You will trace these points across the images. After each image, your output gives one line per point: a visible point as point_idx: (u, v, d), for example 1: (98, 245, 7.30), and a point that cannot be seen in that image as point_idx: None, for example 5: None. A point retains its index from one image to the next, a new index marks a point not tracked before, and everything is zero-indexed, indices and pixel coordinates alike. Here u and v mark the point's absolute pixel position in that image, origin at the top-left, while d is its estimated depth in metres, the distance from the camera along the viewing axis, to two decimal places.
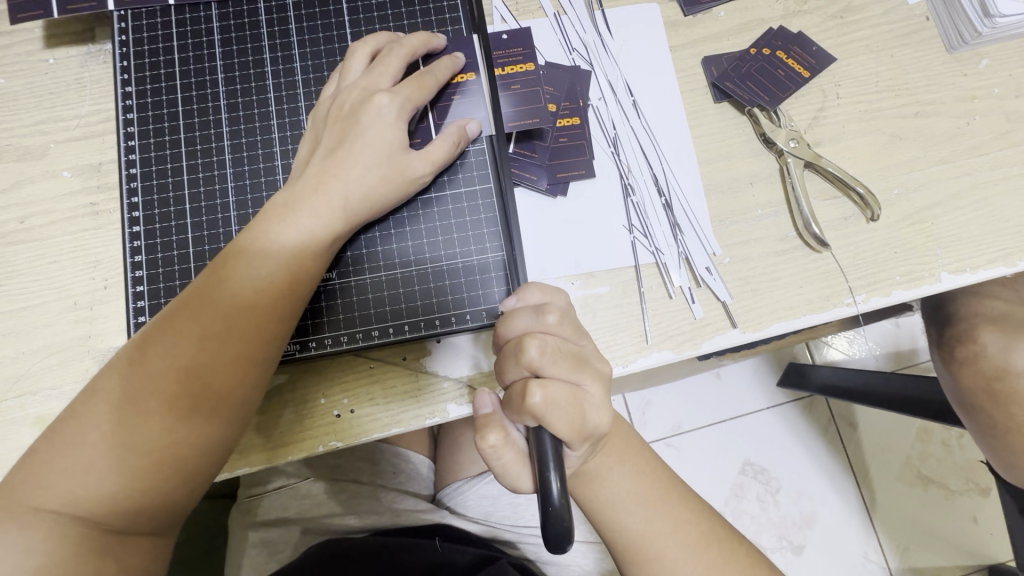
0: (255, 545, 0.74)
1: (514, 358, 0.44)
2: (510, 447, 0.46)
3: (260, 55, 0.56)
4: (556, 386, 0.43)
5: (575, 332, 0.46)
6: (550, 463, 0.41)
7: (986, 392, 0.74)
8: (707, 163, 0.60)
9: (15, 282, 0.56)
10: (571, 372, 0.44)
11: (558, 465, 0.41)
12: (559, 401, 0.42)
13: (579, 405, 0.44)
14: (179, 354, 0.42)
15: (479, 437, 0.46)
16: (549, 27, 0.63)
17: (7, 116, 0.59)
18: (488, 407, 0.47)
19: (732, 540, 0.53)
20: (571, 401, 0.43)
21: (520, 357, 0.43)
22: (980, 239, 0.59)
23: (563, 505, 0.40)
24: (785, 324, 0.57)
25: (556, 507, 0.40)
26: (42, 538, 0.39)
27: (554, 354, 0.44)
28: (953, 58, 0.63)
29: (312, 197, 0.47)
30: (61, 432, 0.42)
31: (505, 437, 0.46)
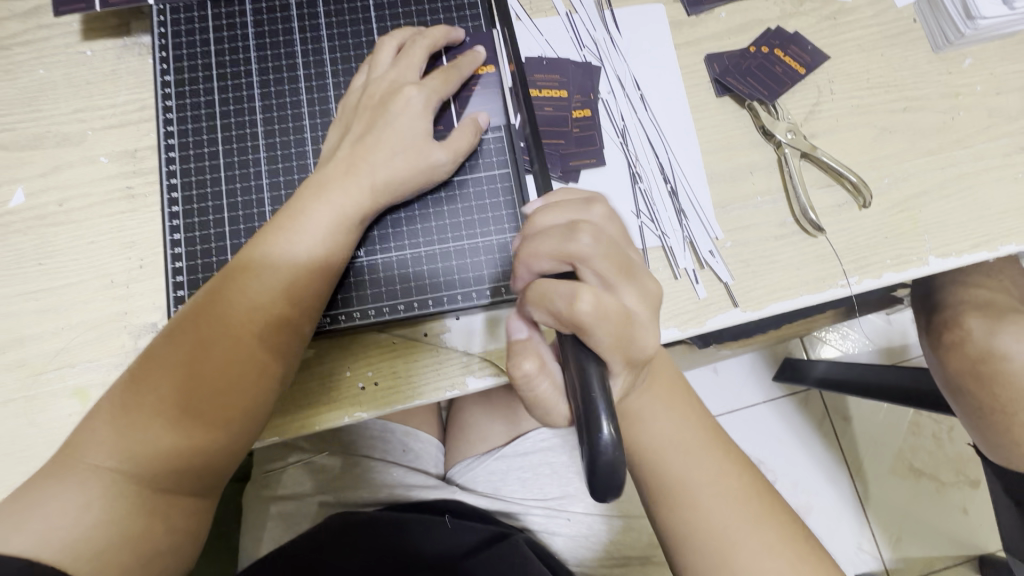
0: (274, 517, 0.77)
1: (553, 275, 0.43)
2: (546, 377, 0.44)
3: (292, 48, 0.60)
4: (605, 296, 0.40)
5: (621, 237, 0.45)
6: (600, 403, 0.36)
7: (972, 375, 0.78)
8: (709, 153, 0.64)
9: (54, 261, 0.59)
10: (617, 278, 0.42)
11: (609, 405, 0.36)
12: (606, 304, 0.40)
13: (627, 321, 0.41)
14: (228, 324, 0.48)
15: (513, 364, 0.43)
16: (561, 25, 0.67)
17: (46, 104, 0.63)
18: (521, 333, 0.46)
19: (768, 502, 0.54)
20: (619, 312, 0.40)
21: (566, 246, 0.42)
22: (964, 225, 0.63)
23: (616, 451, 0.35)
24: (783, 303, 0.61)
25: (608, 452, 0.34)
26: (100, 494, 0.44)
27: (601, 252, 0.42)
28: (938, 58, 0.67)
29: (344, 179, 0.52)
30: (121, 396, 0.46)
31: (541, 366, 0.44)
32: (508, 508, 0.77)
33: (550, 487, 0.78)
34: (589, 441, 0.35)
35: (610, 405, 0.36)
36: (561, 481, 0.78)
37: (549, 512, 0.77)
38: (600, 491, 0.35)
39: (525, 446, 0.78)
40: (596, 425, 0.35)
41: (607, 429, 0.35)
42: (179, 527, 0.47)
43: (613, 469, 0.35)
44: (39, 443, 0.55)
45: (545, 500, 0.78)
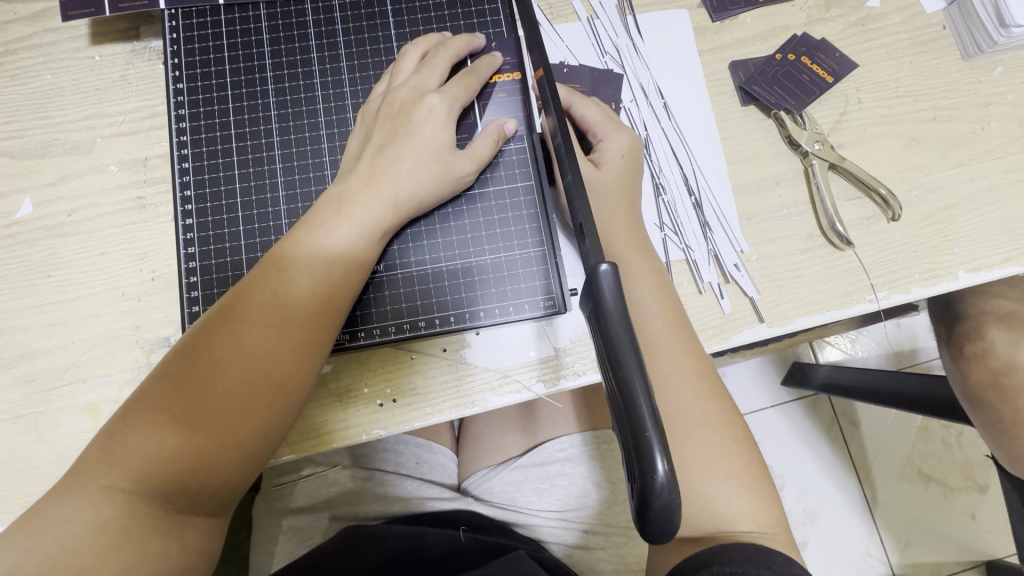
0: (287, 531, 0.76)
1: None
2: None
3: (308, 55, 0.59)
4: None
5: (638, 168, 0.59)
6: (650, 429, 0.29)
7: (994, 388, 0.77)
8: (735, 163, 0.63)
9: (63, 273, 0.58)
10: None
11: (660, 430, 0.30)
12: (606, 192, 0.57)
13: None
14: (244, 341, 0.46)
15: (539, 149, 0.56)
16: (582, 31, 0.65)
17: (54, 111, 0.61)
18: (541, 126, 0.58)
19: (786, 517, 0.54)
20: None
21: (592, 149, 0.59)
22: (994, 239, 0.61)
23: (672, 491, 0.29)
24: (810, 318, 0.59)
25: (665, 493, 0.29)
26: (113, 515, 0.42)
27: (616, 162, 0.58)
28: (968, 66, 0.66)
29: (364, 193, 0.50)
30: (134, 413, 0.45)
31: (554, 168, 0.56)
32: (523, 519, 0.76)
33: (566, 498, 0.77)
34: (640, 479, 0.29)
35: (663, 432, 0.30)
36: (577, 491, 0.77)
37: (565, 523, 0.76)
38: (652, 532, 0.30)
39: (540, 457, 0.78)
40: (648, 459, 0.29)
41: (662, 464, 0.29)
42: (196, 548, 0.45)
43: (664, 503, 0.29)
44: (50, 461, 0.54)
45: (561, 511, 0.76)
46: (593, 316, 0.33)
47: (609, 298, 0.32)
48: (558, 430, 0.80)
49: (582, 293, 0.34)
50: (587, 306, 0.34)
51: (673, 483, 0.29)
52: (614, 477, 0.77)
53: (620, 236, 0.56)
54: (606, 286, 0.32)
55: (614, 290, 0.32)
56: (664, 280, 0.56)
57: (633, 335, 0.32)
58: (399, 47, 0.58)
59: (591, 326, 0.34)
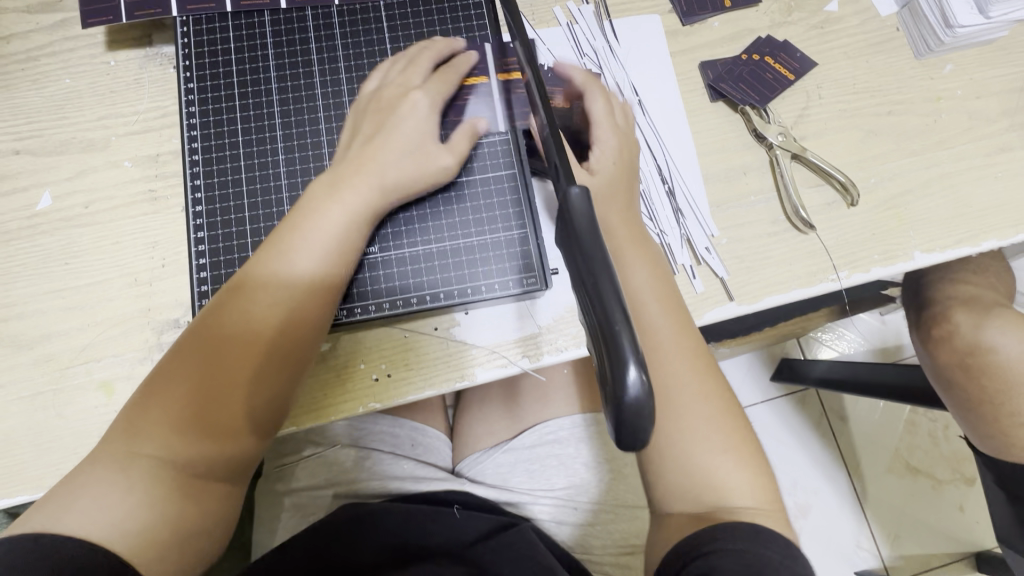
0: (289, 509, 0.80)
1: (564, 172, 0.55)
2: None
3: (309, 56, 0.64)
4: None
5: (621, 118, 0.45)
6: (623, 341, 0.29)
7: (962, 367, 0.80)
8: (705, 155, 0.68)
9: (80, 261, 0.62)
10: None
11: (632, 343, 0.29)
12: None
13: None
14: (251, 318, 0.51)
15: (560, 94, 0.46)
16: (562, 34, 0.70)
17: (72, 112, 0.65)
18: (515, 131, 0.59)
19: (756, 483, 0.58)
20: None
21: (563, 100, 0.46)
22: (947, 222, 0.66)
23: (646, 399, 0.29)
24: (777, 297, 0.64)
25: (638, 400, 0.29)
26: (135, 481, 0.46)
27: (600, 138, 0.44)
28: (920, 64, 0.71)
29: (354, 179, 0.54)
30: (151, 390, 0.49)
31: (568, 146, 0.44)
32: (516, 499, 0.79)
33: (556, 478, 0.80)
34: (613, 389, 0.29)
35: (637, 343, 0.29)
36: (567, 471, 0.80)
37: (556, 502, 0.79)
38: (629, 447, 0.30)
39: (530, 439, 0.82)
40: (621, 368, 0.29)
41: (637, 372, 0.29)
42: (211, 513, 0.49)
43: (640, 414, 0.29)
44: (67, 434, 0.57)
45: (552, 489, 0.80)
46: (562, 232, 0.35)
47: (576, 211, 0.34)
48: (547, 412, 0.83)
49: (556, 221, 0.36)
50: (559, 229, 0.35)
51: (648, 390, 0.29)
52: (601, 459, 0.81)
53: (621, 230, 0.59)
54: (579, 208, 0.34)
55: (585, 209, 0.34)
56: (663, 271, 0.59)
57: (603, 246, 0.33)
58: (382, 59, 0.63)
59: (562, 246, 0.35)
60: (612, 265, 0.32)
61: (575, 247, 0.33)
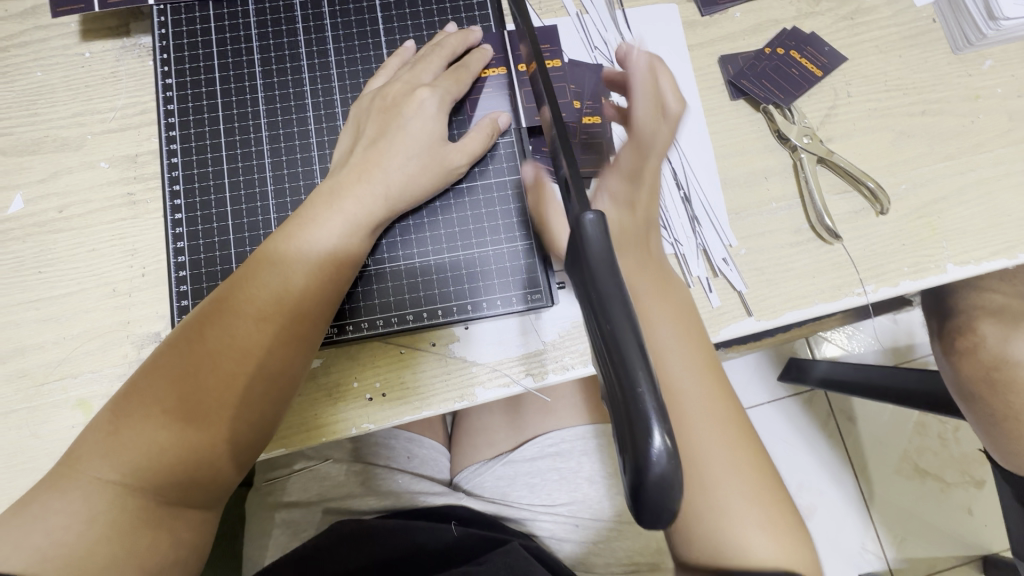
0: (279, 525, 0.77)
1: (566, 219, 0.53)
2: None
3: (297, 49, 0.59)
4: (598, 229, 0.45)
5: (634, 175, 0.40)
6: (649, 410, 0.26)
7: (986, 382, 0.76)
8: (724, 158, 0.63)
9: (54, 270, 0.58)
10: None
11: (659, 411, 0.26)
12: None
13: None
14: (236, 334, 0.46)
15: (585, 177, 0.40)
16: (572, 25, 0.65)
17: (45, 108, 0.61)
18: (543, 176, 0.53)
19: None
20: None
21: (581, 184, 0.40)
22: (982, 232, 0.61)
23: (671, 469, 0.26)
24: (798, 312, 0.60)
25: (661, 470, 0.26)
26: (104, 508, 0.43)
27: None
28: (958, 59, 0.66)
29: (357, 186, 0.50)
30: (126, 406, 0.45)
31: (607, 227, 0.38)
32: (516, 514, 0.77)
33: (557, 493, 0.77)
34: (633, 454, 0.27)
35: (663, 406, 0.27)
36: (569, 486, 0.77)
37: (557, 518, 0.76)
38: (650, 520, 0.27)
39: (533, 452, 0.79)
40: (645, 433, 0.26)
41: (660, 438, 0.26)
42: (184, 542, 0.46)
43: (662, 486, 0.26)
44: (42, 456, 0.54)
45: (553, 505, 0.77)
46: (578, 267, 0.31)
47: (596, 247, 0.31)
48: (548, 425, 0.80)
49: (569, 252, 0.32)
50: (571, 261, 0.32)
51: (674, 460, 0.26)
52: (606, 475, 0.77)
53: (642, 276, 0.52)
54: (592, 239, 0.31)
55: (602, 241, 0.31)
56: (690, 324, 0.52)
57: (621, 283, 0.30)
58: (389, 54, 0.59)
59: (576, 281, 0.32)
60: (631, 305, 0.29)
61: (588, 289, 0.30)
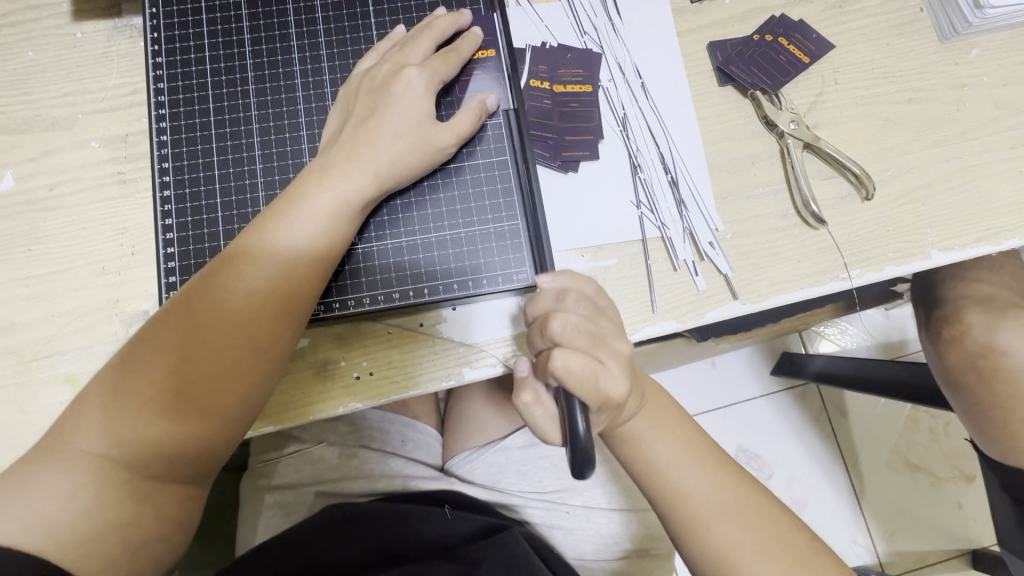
0: (270, 507, 0.77)
1: (537, 332, 0.48)
2: (543, 405, 0.48)
3: (287, 30, 0.59)
4: (578, 356, 0.44)
5: (592, 312, 0.49)
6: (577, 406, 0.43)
7: (973, 371, 0.76)
8: (712, 143, 0.63)
9: (43, 248, 0.58)
10: (592, 349, 0.46)
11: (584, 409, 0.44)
12: (578, 370, 0.44)
13: (598, 379, 0.45)
14: (226, 308, 0.46)
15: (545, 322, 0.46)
16: (561, 10, 0.66)
17: (35, 88, 0.61)
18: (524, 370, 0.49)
19: (751, 501, 0.55)
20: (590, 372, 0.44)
21: (544, 329, 0.46)
22: (966, 219, 0.62)
23: (588, 442, 0.42)
24: (782, 297, 0.60)
25: (581, 442, 0.42)
26: (87, 480, 0.43)
27: (575, 330, 0.46)
28: (945, 48, 0.66)
29: (346, 164, 0.51)
30: (115, 379, 0.45)
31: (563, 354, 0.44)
32: (506, 500, 0.77)
33: (548, 481, 0.78)
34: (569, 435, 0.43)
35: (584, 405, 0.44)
36: (559, 473, 0.78)
37: (547, 504, 0.77)
38: (578, 471, 0.42)
39: (523, 440, 0.79)
40: (573, 419, 0.43)
41: (582, 423, 0.43)
42: (169, 517, 0.46)
43: (584, 452, 0.42)
44: (30, 431, 0.54)
45: (543, 492, 0.78)
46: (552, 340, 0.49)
47: None
48: None
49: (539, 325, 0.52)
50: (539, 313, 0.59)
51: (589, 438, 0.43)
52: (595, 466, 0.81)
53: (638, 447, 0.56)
54: None
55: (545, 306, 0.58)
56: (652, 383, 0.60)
57: None
58: (379, 35, 0.59)
59: None
60: None
61: None
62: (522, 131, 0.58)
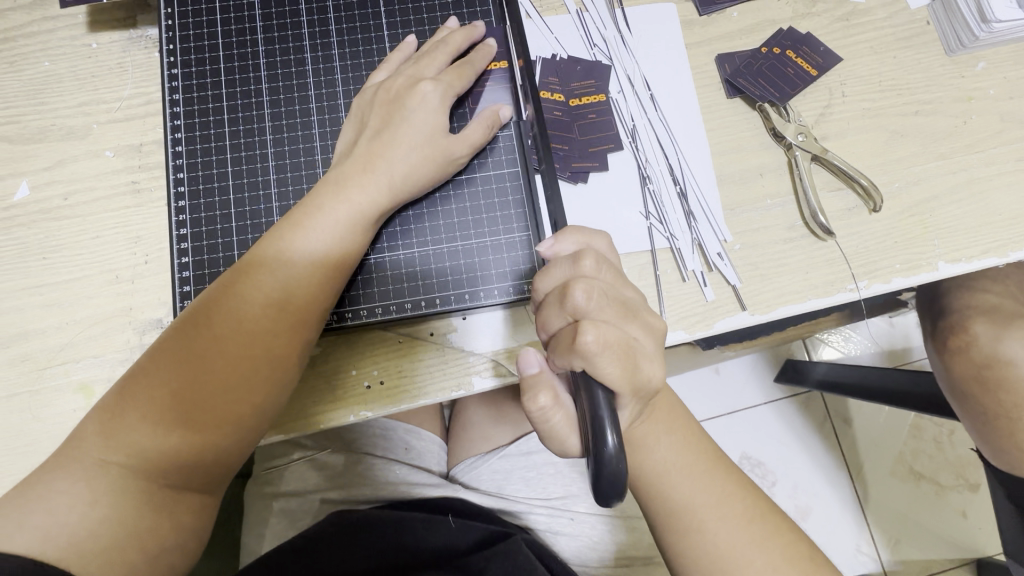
0: (277, 514, 0.78)
1: (557, 304, 0.46)
2: (559, 409, 0.47)
3: (301, 42, 0.60)
4: (607, 327, 0.43)
5: (614, 279, 0.47)
6: (605, 417, 0.40)
7: (978, 380, 0.77)
8: (719, 155, 0.64)
9: (58, 256, 0.59)
10: (618, 318, 0.45)
11: (613, 420, 0.40)
12: (611, 344, 0.43)
13: (629, 351, 0.44)
14: (243, 319, 0.47)
15: (566, 292, 0.44)
16: (571, 22, 0.66)
17: (51, 97, 0.62)
18: (533, 367, 0.47)
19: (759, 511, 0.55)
20: (621, 343, 0.44)
21: (565, 301, 0.44)
22: (973, 231, 0.62)
23: (618, 460, 0.38)
24: (791, 307, 0.60)
25: (609, 460, 0.38)
26: (106, 490, 0.44)
27: (599, 299, 0.45)
28: (951, 61, 0.67)
29: (361, 176, 0.51)
30: (133, 388, 0.46)
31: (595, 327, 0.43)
32: (511, 507, 0.78)
33: (554, 487, 0.79)
34: (594, 450, 0.39)
35: (613, 417, 0.40)
36: (565, 481, 0.79)
37: (552, 511, 0.78)
38: (602, 497, 0.39)
39: (528, 446, 0.79)
40: (601, 434, 0.39)
41: (611, 438, 0.39)
42: (185, 526, 0.47)
43: (612, 470, 0.38)
44: (43, 439, 0.55)
45: (551, 499, 0.78)
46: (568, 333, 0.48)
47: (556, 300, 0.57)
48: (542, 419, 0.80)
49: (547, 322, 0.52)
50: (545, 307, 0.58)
51: (619, 455, 0.38)
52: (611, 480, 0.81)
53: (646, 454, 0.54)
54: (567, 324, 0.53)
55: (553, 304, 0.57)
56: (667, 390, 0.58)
57: None
58: (393, 47, 0.60)
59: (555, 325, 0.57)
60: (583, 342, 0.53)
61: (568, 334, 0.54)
62: (535, 137, 0.58)
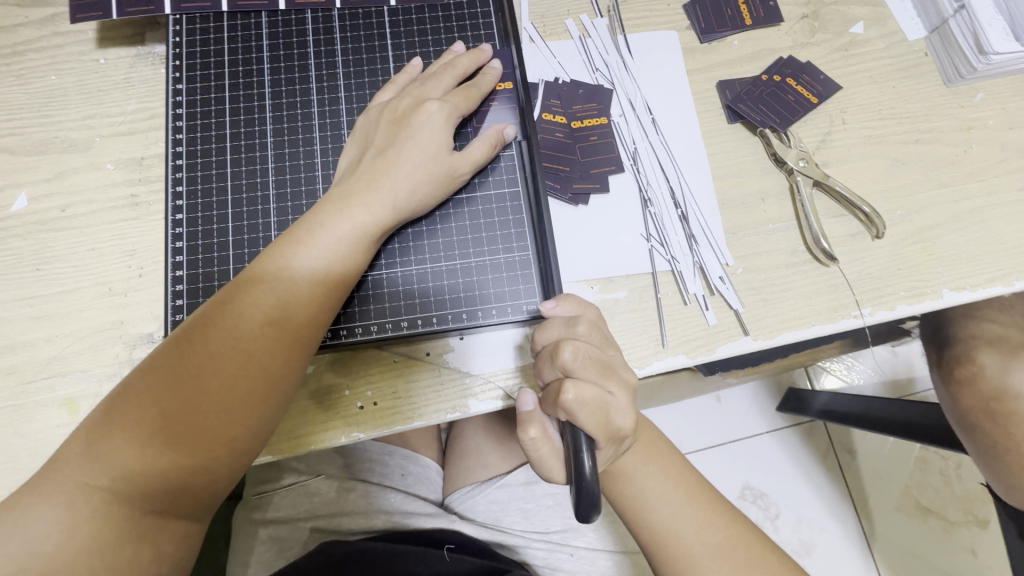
0: (264, 541, 0.75)
1: (548, 359, 0.47)
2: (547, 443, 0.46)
3: (306, 61, 0.61)
4: (587, 386, 0.44)
5: (603, 341, 0.48)
6: (584, 445, 0.42)
7: (986, 412, 0.75)
8: (721, 179, 0.64)
9: (51, 267, 0.58)
10: (601, 378, 0.46)
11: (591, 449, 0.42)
12: (587, 401, 0.43)
13: (607, 409, 0.45)
14: (241, 336, 0.46)
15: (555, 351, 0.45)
16: (573, 47, 0.67)
17: (56, 110, 0.62)
18: (529, 405, 0.48)
19: (762, 546, 0.53)
20: (599, 403, 0.44)
21: (554, 358, 0.45)
22: (977, 259, 0.62)
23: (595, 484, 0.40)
24: (794, 333, 0.59)
25: (587, 484, 0.40)
26: (87, 516, 0.42)
27: (586, 359, 0.45)
28: (950, 91, 0.67)
29: (363, 193, 0.51)
30: (121, 407, 0.44)
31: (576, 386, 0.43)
32: (507, 540, 0.75)
33: (552, 520, 0.77)
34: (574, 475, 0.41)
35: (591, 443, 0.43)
36: (564, 511, 0.77)
37: (551, 546, 0.75)
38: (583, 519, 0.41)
39: (524, 476, 0.78)
40: (580, 460, 0.41)
41: (588, 463, 0.41)
42: (167, 554, 0.45)
43: (591, 495, 0.40)
44: (23, 456, 0.53)
45: (545, 531, 0.76)
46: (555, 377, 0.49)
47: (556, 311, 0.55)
48: None
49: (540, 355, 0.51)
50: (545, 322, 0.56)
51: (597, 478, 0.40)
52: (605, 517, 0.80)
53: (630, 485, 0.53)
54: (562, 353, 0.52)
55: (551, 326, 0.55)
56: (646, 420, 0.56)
57: None
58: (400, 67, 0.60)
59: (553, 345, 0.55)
60: None
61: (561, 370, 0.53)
62: (534, 158, 0.58)
